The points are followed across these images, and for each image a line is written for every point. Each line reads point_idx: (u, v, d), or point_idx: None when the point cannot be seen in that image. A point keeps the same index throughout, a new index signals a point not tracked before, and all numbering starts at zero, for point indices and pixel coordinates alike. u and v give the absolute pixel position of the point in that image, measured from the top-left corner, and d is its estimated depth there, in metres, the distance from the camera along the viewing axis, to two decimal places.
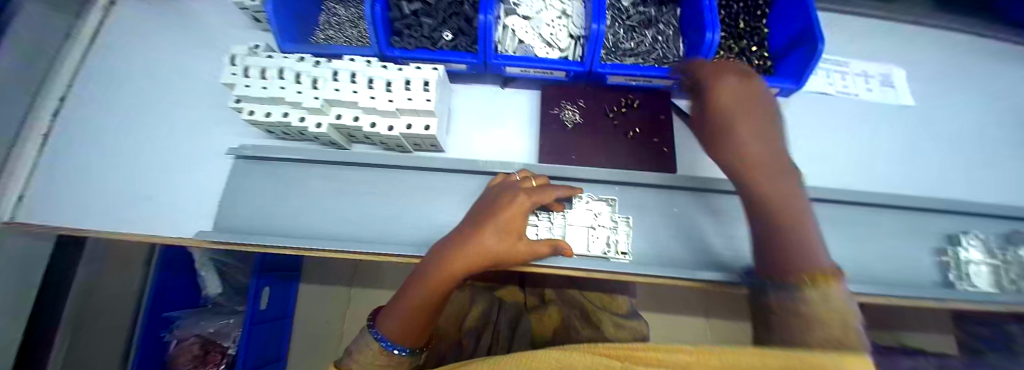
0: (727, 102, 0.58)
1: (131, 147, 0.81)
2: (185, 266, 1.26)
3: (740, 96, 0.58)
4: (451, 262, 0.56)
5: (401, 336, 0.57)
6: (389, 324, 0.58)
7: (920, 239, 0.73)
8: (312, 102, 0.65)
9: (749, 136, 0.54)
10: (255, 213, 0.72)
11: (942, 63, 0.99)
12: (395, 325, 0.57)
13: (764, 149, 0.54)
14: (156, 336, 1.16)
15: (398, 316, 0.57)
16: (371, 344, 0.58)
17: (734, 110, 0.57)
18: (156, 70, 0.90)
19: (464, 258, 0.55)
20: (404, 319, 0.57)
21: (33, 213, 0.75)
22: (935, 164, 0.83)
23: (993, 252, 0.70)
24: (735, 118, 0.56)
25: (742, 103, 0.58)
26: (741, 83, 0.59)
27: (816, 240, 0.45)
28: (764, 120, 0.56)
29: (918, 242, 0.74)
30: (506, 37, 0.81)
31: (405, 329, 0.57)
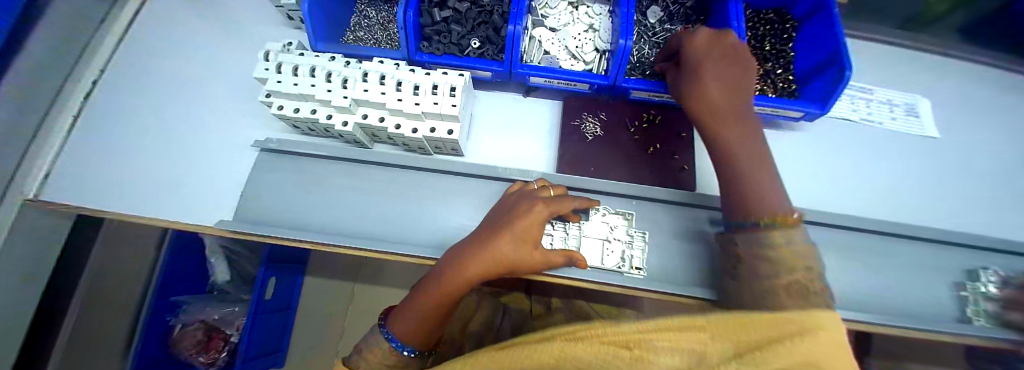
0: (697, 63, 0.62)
1: (158, 133, 0.83)
2: (197, 251, 1.27)
3: (712, 56, 0.61)
4: (466, 266, 0.55)
5: (413, 337, 0.57)
6: (401, 325, 0.58)
7: (942, 273, 0.72)
8: (340, 101, 0.66)
9: (713, 91, 0.58)
10: (275, 206, 0.73)
11: (969, 95, 0.98)
12: (406, 326, 0.57)
13: (722, 96, 0.57)
14: (161, 320, 1.16)
15: (410, 318, 0.57)
16: (384, 344, 0.58)
17: (691, 68, 0.63)
18: (188, 60, 0.93)
19: (480, 264, 0.55)
20: (416, 320, 0.57)
21: (60, 191, 0.76)
22: (958, 197, 0.82)
23: (1014, 290, 0.69)
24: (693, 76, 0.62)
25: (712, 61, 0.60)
26: (706, 41, 0.63)
27: (757, 174, 0.51)
28: (734, 78, 0.59)
29: (940, 276, 0.72)
30: (532, 47, 0.82)
31: (416, 331, 0.57)
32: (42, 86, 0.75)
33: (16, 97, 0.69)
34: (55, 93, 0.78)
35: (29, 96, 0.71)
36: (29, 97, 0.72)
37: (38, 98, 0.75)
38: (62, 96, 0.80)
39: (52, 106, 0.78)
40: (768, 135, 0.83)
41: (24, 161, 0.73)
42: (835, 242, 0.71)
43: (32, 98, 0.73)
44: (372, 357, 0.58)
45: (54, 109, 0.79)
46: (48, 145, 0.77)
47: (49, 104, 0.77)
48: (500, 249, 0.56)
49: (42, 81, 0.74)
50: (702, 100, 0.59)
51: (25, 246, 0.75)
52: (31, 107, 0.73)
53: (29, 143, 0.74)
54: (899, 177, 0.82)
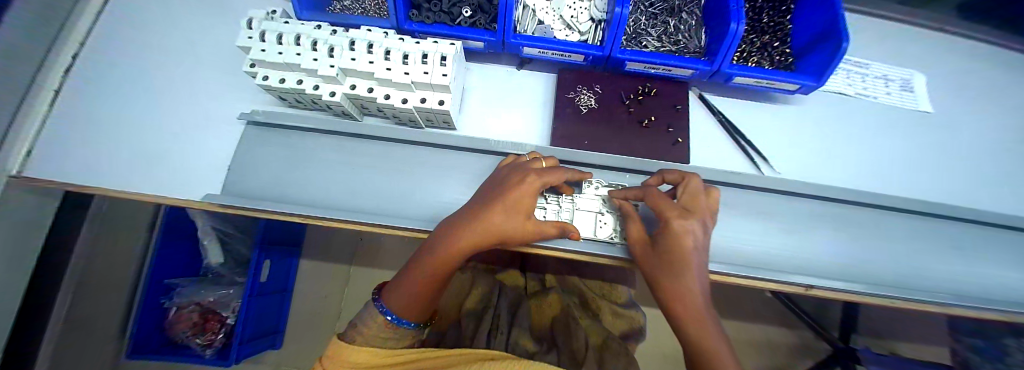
0: (677, 251, 0.47)
1: (139, 106, 0.80)
2: (186, 233, 1.24)
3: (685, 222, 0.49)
4: (462, 237, 0.55)
5: (408, 310, 0.57)
6: (395, 296, 0.57)
7: (937, 246, 0.72)
8: (327, 70, 0.64)
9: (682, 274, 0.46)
10: (262, 180, 0.72)
11: (965, 71, 0.98)
12: (402, 298, 0.56)
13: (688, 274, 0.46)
14: (154, 301, 1.16)
15: (404, 291, 0.57)
16: (378, 318, 0.57)
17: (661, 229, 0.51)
18: (169, 30, 0.89)
19: (473, 236, 0.54)
20: (413, 290, 0.56)
21: (39, 167, 0.72)
22: (953, 172, 0.82)
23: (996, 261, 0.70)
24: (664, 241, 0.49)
25: (694, 249, 0.48)
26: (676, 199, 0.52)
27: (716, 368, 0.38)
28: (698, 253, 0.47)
29: (936, 249, 0.72)
30: (526, 17, 0.80)
31: (411, 302, 0.56)
32: (20, 58, 0.70)
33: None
34: (36, 66, 0.75)
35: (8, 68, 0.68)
36: (9, 73, 0.68)
37: (18, 72, 0.70)
38: (45, 68, 0.76)
39: (31, 85, 0.74)
40: (762, 109, 0.83)
41: (6, 135, 0.69)
42: (827, 215, 0.72)
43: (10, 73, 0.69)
44: (371, 332, 0.56)
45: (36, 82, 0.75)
46: (32, 118, 0.74)
47: (30, 79, 0.73)
48: (500, 223, 0.55)
49: (16, 52, 0.69)
50: (681, 305, 0.46)
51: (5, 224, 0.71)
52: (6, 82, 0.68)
53: (11, 120, 0.70)
54: (892, 151, 0.82)
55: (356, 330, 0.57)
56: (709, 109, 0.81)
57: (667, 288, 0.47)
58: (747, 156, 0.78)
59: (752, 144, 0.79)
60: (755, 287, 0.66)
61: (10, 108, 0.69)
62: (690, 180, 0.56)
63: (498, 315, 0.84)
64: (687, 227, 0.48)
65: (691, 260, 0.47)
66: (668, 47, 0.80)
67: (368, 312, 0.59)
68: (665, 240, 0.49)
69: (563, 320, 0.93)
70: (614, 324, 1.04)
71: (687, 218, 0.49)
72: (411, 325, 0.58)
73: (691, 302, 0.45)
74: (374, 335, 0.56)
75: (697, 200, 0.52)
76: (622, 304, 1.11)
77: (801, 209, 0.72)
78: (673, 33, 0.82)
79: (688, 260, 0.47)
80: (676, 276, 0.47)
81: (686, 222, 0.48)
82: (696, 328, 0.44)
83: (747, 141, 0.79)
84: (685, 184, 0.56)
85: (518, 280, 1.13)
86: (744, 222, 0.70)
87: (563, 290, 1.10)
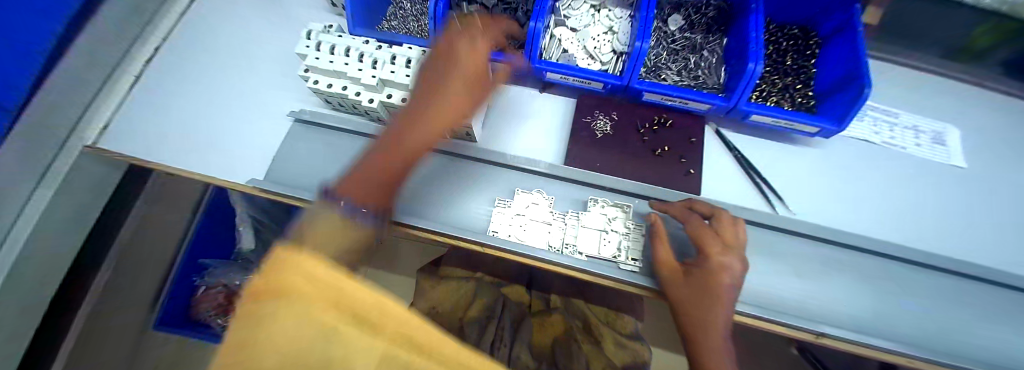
0: (714, 283, 0.54)
1: (197, 95, 0.91)
2: (226, 219, 1.36)
3: (729, 259, 0.55)
4: (430, 112, 0.53)
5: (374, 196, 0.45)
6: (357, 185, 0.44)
7: (974, 309, 0.67)
8: (369, 80, 0.73)
9: (718, 301, 0.53)
10: (299, 171, 0.79)
11: (1008, 128, 0.94)
12: (366, 187, 0.45)
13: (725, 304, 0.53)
14: (187, 280, 1.28)
15: (370, 184, 0.46)
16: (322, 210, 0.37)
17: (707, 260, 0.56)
18: (236, 32, 1.02)
19: (450, 109, 0.55)
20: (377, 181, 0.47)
21: (114, 141, 0.84)
22: (992, 233, 0.77)
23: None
24: (707, 272, 0.55)
25: (729, 283, 0.54)
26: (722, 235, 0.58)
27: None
28: (731, 285, 0.54)
29: (973, 313, 0.67)
30: (552, 45, 0.86)
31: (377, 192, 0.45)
32: (110, 48, 0.82)
33: (92, 55, 0.77)
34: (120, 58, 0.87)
35: (98, 54, 0.80)
36: (98, 58, 0.80)
37: (106, 59, 0.83)
38: (129, 57, 0.90)
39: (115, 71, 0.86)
40: (781, 149, 0.83)
41: (87, 110, 0.81)
42: (843, 263, 0.70)
43: (99, 59, 0.80)
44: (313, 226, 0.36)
45: (118, 70, 0.88)
46: (111, 98, 0.86)
47: (116, 65, 0.86)
48: (458, 78, 0.56)
49: (108, 43, 0.81)
50: (706, 331, 0.52)
51: (75, 187, 0.81)
52: (92, 67, 0.79)
53: (93, 98, 0.82)
54: (922, 205, 0.79)
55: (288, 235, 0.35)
56: (724, 144, 0.83)
57: (698, 308, 0.54)
58: (762, 193, 0.78)
59: (767, 182, 0.79)
60: (759, 327, 0.65)
61: (94, 87, 0.81)
62: (725, 214, 0.61)
63: (501, 328, 0.87)
64: (727, 261, 0.55)
65: (726, 292, 0.53)
66: (687, 82, 0.83)
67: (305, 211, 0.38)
68: (702, 270, 0.55)
69: (565, 345, 0.92)
70: (616, 355, 0.99)
71: (727, 255, 0.55)
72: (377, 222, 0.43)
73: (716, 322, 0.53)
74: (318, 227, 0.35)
75: (733, 235, 0.59)
76: (626, 334, 1.08)
77: (814, 253, 0.70)
78: (692, 68, 0.85)
79: (721, 294, 0.53)
80: (711, 303, 0.53)
81: (726, 260, 0.55)
82: (712, 350, 0.51)
83: (762, 178, 0.79)
84: (720, 217, 0.61)
85: (522, 297, 1.14)
86: (752, 259, 0.69)
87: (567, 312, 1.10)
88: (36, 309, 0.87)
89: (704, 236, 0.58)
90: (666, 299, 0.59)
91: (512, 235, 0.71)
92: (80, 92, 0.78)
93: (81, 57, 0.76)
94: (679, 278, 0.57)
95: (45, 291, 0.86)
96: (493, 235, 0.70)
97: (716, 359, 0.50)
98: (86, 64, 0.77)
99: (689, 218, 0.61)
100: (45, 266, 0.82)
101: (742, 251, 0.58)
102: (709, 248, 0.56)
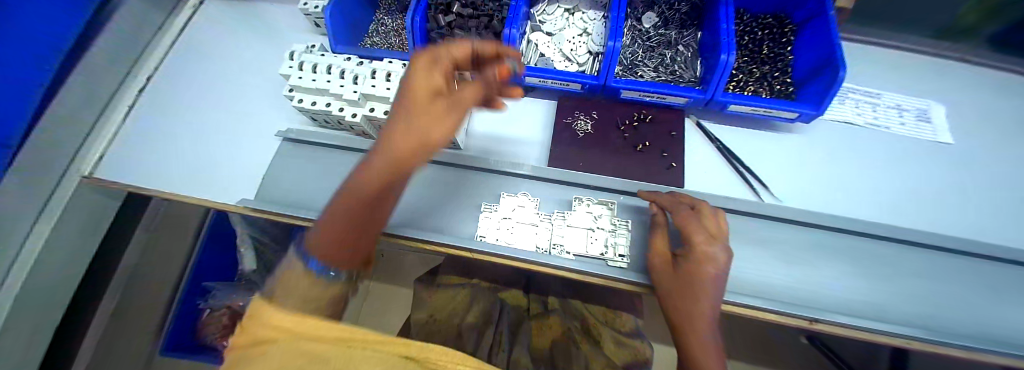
0: (699, 274, 0.52)
1: (190, 120, 0.94)
2: (228, 240, 1.40)
3: (715, 249, 0.54)
4: (398, 136, 0.37)
5: (338, 247, 0.38)
6: (321, 233, 0.38)
7: (972, 286, 0.65)
8: (351, 95, 0.74)
9: (704, 293, 0.52)
10: (289, 189, 0.81)
11: (992, 101, 0.94)
12: (328, 233, 0.38)
13: (710, 297, 0.52)
14: (192, 303, 1.28)
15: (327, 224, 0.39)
16: (299, 264, 0.37)
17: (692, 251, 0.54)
18: (226, 58, 1.05)
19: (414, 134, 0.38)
20: (338, 223, 0.38)
21: (108, 170, 0.85)
22: (984, 207, 0.76)
23: None
24: (694, 263, 0.53)
25: (714, 274, 0.52)
26: (707, 226, 0.57)
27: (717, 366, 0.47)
28: (717, 278, 0.53)
29: (972, 290, 0.65)
30: (529, 50, 0.88)
31: (342, 239, 0.38)
32: (102, 81, 0.85)
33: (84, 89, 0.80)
34: (115, 89, 0.90)
35: (91, 87, 0.82)
36: (92, 90, 0.83)
37: (100, 91, 0.85)
38: (123, 88, 0.92)
39: (110, 102, 0.89)
40: (763, 137, 0.83)
41: (83, 142, 0.83)
42: (832, 246, 0.69)
43: (93, 91, 0.83)
44: (291, 281, 0.35)
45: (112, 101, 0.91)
46: (106, 128, 0.88)
47: (109, 97, 0.89)
48: (432, 86, 0.40)
49: (101, 76, 0.84)
50: (693, 324, 0.51)
51: (74, 217, 0.83)
52: (88, 100, 0.82)
53: (89, 130, 0.84)
54: (913, 184, 0.78)
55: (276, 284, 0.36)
56: (706, 136, 0.83)
57: (684, 302, 0.52)
58: (746, 182, 0.78)
59: (751, 170, 0.79)
60: (751, 316, 0.64)
61: (90, 119, 0.83)
62: (705, 204, 0.61)
63: (499, 334, 0.87)
64: (712, 253, 0.53)
65: (711, 284, 0.52)
66: (664, 77, 0.84)
67: (288, 262, 0.38)
68: (687, 263, 0.54)
69: (564, 347, 0.91)
70: (616, 354, 0.98)
71: (712, 245, 0.54)
72: (341, 277, 0.38)
73: (704, 316, 0.51)
74: (296, 283, 0.35)
75: (719, 225, 0.58)
76: (625, 332, 1.07)
77: (803, 238, 0.70)
78: (669, 63, 0.86)
79: (705, 285, 0.52)
80: (697, 295, 0.52)
81: (711, 249, 0.53)
82: (696, 343, 0.50)
83: (745, 166, 0.80)
84: (701, 209, 0.61)
85: (520, 301, 1.14)
86: (739, 248, 0.68)
87: (565, 314, 1.10)
88: (40, 339, 0.88)
89: (689, 226, 0.57)
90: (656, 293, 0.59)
91: (499, 239, 0.71)
92: (77, 126, 0.80)
93: (75, 92, 0.79)
94: (665, 272, 0.57)
95: (48, 320, 0.88)
96: (480, 240, 0.70)
97: (699, 351, 0.49)
98: (79, 97, 0.80)
99: (673, 209, 0.61)
100: (48, 295, 0.84)
101: (726, 240, 0.57)
102: (695, 239, 0.55)
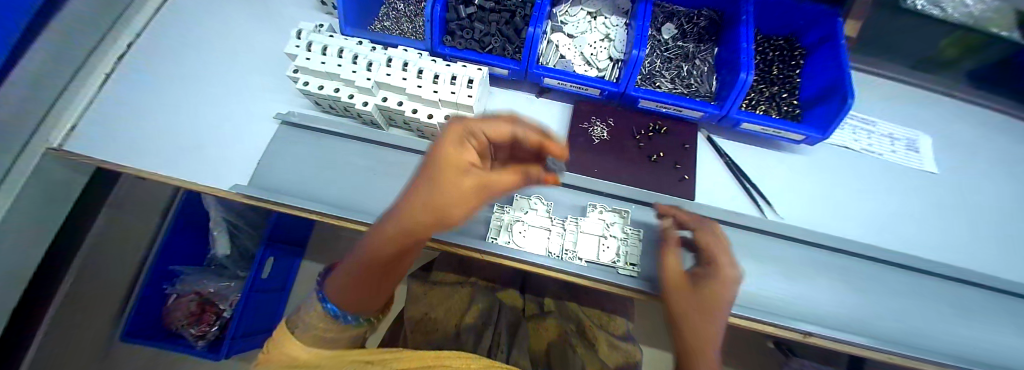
0: (723, 285, 0.53)
1: (173, 95, 0.86)
2: (198, 221, 1.30)
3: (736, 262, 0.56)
4: (403, 206, 0.32)
5: (350, 302, 0.37)
6: (332, 283, 0.37)
7: (946, 307, 0.71)
8: (363, 82, 0.70)
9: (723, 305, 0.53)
10: (286, 176, 0.76)
11: (969, 135, 1.01)
12: (338, 288, 0.36)
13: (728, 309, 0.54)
14: (158, 287, 1.20)
15: (338, 275, 0.37)
16: (316, 306, 0.38)
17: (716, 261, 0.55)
18: (219, 29, 0.98)
19: (407, 209, 0.32)
20: (343, 282, 0.36)
21: (78, 144, 0.77)
22: (957, 234, 0.82)
23: (991, 325, 0.70)
24: (720, 275, 0.54)
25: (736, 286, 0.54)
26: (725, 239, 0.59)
27: None
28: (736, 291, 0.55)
29: (945, 310, 0.71)
30: (549, 51, 0.87)
31: (352, 298, 0.36)
32: (75, 43, 0.76)
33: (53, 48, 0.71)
34: (91, 52, 0.82)
35: (62, 50, 0.73)
36: (63, 52, 0.74)
37: (73, 54, 0.77)
38: (98, 53, 0.83)
39: (83, 68, 0.80)
40: (768, 155, 0.86)
41: (51, 110, 0.74)
42: (831, 265, 0.72)
43: (65, 53, 0.74)
44: (308, 317, 0.37)
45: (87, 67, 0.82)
46: (79, 96, 0.80)
47: (84, 62, 0.80)
48: (462, 158, 0.32)
49: (74, 38, 0.76)
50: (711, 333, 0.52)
51: (37, 193, 0.74)
52: (60, 63, 0.73)
53: (58, 96, 0.75)
54: (900, 208, 0.83)
55: (296, 315, 0.38)
56: (716, 150, 0.85)
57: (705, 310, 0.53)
58: (752, 198, 0.80)
59: (757, 187, 0.81)
60: (744, 324, 0.67)
61: (60, 84, 0.75)
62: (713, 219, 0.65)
63: (498, 334, 0.84)
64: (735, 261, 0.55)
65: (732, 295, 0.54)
66: (681, 89, 0.85)
67: (310, 298, 0.40)
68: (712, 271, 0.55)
69: (561, 348, 0.90)
70: (611, 358, 0.98)
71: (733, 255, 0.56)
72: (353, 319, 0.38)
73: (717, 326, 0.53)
74: (310, 323, 0.36)
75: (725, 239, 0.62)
76: (619, 336, 1.09)
77: (805, 255, 0.72)
78: (685, 76, 0.87)
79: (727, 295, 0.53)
80: (717, 306, 0.53)
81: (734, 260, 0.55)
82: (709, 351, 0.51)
83: (751, 183, 0.82)
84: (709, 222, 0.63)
85: (517, 301, 1.13)
86: (744, 263, 0.70)
87: (563, 316, 1.08)
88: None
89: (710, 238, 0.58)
90: (664, 301, 0.61)
91: (512, 242, 0.69)
92: (45, 89, 0.71)
93: (48, 52, 0.70)
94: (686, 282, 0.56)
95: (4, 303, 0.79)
96: (493, 241, 0.69)
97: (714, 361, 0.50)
98: (48, 57, 0.70)
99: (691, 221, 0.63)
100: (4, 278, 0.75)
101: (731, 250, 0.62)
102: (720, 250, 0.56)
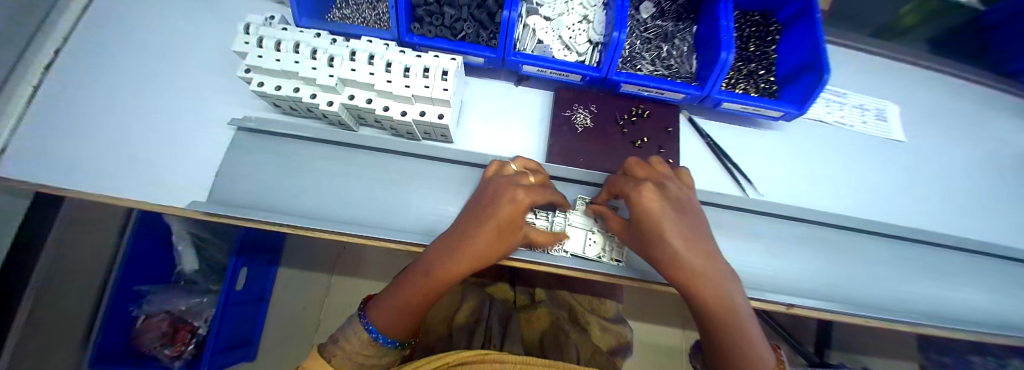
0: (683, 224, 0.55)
1: (116, 104, 0.76)
2: (162, 237, 1.16)
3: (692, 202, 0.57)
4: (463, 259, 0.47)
5: (394, 327, 0.48)
6: (383, 309, 0.48)
7: (912, 268, 0.75)
8: (325, 80, 0.63)
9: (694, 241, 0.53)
10: (252, 188, 0.69)
11: (930, 100, 1.05)
12: (389, 314, 0.47)
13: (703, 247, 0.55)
14: (123, 310, 1.08)
15: (387, 310, 0.48)
16: (361, 334, 0.47)
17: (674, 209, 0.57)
18: (155, 23, 0.87)
19: (466, 260, 0.47)
20: (402, 306, 0.48)
21: (13, 167, 0.66)
22: (918, 196, 0.87)
23: (949, 281, 0.76)
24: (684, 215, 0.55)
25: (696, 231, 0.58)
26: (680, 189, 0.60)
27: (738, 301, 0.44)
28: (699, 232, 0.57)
29: (911, 272, 0.75)
30: (526, 36, 0.83)
31: (401, 320, 0.48)
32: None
33: None
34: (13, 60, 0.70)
35: None
36: None
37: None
38: (23, 62, 0.71)
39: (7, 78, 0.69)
40: (748, 133, 0.87)
41: None
42: (813, 237, 0.74)
43: None
44: (352, 342, 0.47)
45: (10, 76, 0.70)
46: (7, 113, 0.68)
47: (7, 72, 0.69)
48: (509, 225, 0.47)
49: None
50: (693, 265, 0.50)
51: None
52: None
53: None
54: (869, 176, 0.87)
55: (336, 340, 0.48)
56: (698, 132, 0.85)
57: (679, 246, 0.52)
58: (733, 177, 0.81)
59: (737, 166, 0.82)
60: None
61: None
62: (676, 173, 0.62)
63: (489, 328, 0.80)
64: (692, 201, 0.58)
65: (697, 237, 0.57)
66: (662, 71, 0.84)
67: (352, 326, 0.49)
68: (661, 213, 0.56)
69: (553, 338, 0.87)
70: (603, 340, 1.03)
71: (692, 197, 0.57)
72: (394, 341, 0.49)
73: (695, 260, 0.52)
74: (356, 351, 0.46)
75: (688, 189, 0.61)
76: (611, 319, 1.12)
77: (788, 229, 0.74)
78: (666, 57, 0.86)
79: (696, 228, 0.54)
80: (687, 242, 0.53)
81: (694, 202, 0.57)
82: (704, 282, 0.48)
83: (733, 163, 0.83)
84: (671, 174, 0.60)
85: (506, 294, 1.11)
86: (731, 242, 0.71)
87: (553, 304, 1.07)
88: None
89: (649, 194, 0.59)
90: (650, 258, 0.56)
91: None
92: None
93: None
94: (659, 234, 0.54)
95: None
96: None
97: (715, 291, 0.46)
98: None
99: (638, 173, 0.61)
100: None
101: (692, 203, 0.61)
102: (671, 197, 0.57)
